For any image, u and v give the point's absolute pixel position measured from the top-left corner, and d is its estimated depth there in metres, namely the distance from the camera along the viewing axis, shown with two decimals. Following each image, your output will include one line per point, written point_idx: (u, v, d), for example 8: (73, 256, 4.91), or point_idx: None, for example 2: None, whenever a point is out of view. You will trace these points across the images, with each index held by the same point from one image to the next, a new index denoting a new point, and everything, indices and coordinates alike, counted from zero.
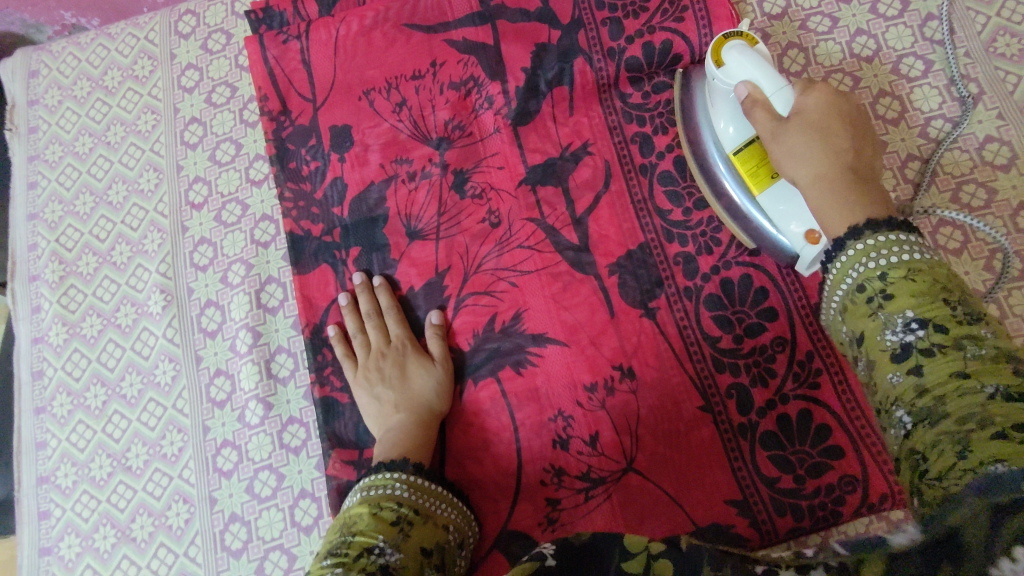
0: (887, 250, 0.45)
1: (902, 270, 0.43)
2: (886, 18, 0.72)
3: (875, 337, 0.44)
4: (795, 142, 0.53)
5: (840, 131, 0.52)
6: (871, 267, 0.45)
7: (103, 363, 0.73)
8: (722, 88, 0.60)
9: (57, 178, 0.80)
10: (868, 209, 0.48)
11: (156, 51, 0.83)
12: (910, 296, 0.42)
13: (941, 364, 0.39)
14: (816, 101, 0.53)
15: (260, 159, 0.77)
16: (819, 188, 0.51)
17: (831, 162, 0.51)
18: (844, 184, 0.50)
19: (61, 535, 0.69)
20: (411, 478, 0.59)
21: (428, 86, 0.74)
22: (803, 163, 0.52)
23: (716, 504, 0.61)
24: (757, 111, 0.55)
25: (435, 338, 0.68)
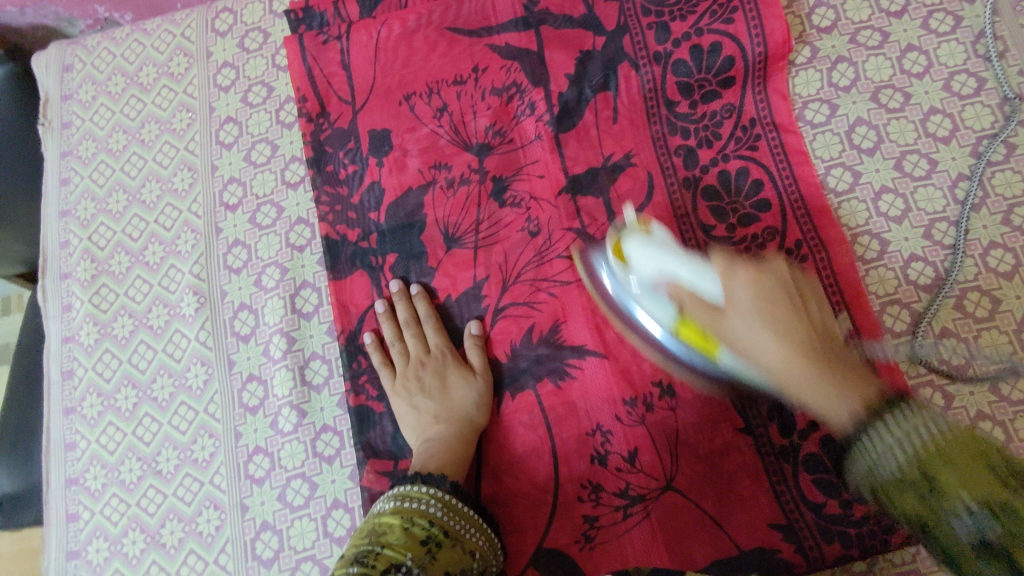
0: (914, 429, 0.43)
1: (922, 440, 0.42)
2: (939, 34, 0.71)
3: (941, 525, 0.39)
4: (736, 329, 0.52)
5: (778, 307, 0.52)
6: (911, 452, 0.42)
7: (135, 365, 0.72)
8: (637, 286, 0.59)
9: (90, 175, 0.79)
10: (852, 392, 0.49)
11: (192, 48, 0.82)
12: (956, 470, 0.40)
13: (999, 524, 0.37)
14: (743, 285, 0.53)
15: (297, 161, 0.76)
16: (792, 373, 0.51)
17: (778, 334, 0.51)
18: (806, 350, 0.51)
19: (90, 538, 0.68)
20: (446, 495, 0.58)
21: (470, 90, 0.73)
22: (762, 340, 0.51)
23: (758, 527, 0.60)
24: (694, 307, 0.54)
25: (474, 348, 0.67)
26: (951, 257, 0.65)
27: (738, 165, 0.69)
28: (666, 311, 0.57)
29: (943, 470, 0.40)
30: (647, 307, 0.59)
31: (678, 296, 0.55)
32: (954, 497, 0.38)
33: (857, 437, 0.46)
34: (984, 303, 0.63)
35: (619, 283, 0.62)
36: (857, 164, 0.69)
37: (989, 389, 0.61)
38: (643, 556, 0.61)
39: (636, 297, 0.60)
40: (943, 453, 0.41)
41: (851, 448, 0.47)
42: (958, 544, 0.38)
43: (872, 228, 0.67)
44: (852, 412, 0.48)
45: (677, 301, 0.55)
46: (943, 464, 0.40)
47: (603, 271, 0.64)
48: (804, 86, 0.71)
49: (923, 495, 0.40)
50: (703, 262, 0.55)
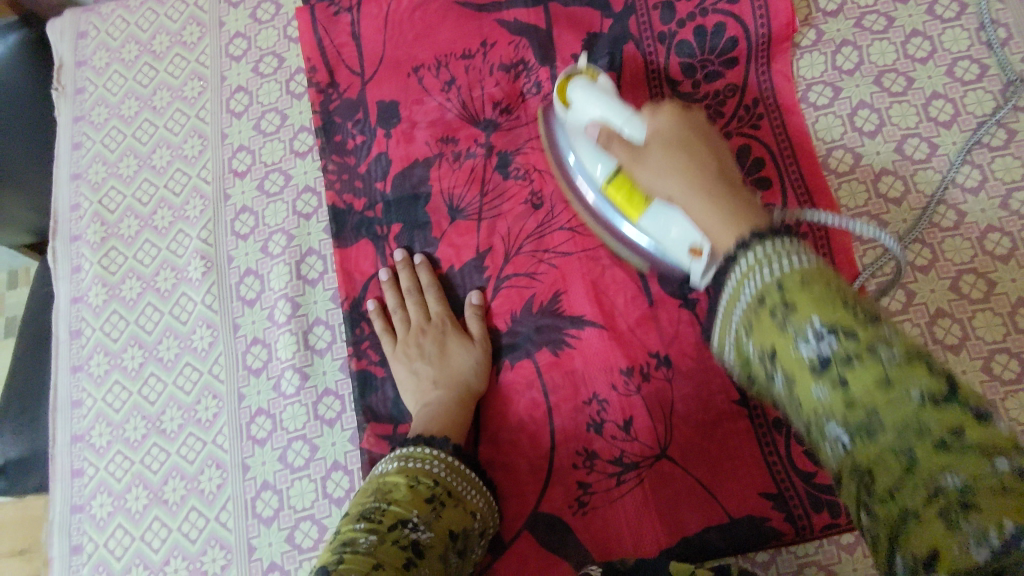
0: (772, 260, 0.40)
1: (792, 266, 0.40)
2: (944, 20, 0.71)
3: (786, 351, 0.38)
4: (651, 162, 0.52)
5: (693, 143, 0.52)
6: (771, 281, 0.40)
7: (142, 326, 0.74)
8: (576, 125, 0.60)
9: (102, 140, 0.81)
10: (741, 211, 0.47)
11: (205, 18, 0.83)
12: (813, 300, 0.38)
13: (837, 344, 0.36)
14: (664, 121, 0.53)
15: (305, 131, 0.77)
16: (693, 198, 0.50)
17: (692, 180, 0.50)
18: (716, 195, 0.49)
19: (94, 493, 0.70)
20: (447, 456, 0.60)
21: (478, 65, 0.74)
22: (670, 179, 0.51)
23: (749, 496, 0.61)
24: (615, 144, 0.54)
25: (475, 317, 0.69)
26: (948, 239, 0.66)
27: (740, 144, 0.70)
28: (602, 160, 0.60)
29: (800, 298, 0.38)
30: (585, 155, 0.62)
31: (604, 138, 0.55)
32: (802, 317, 0.38)
33: (729, 265, 0.43)
34: (980, 285, 0.64)
35: (569, 142, 0.64)
36: (858, 146, 0.69)
37: (982, 368, 0.62)
38: (635, 522, 0.62)
39: (579, 154, 0.63)
40: (804, 284, 0.38)
41: (726, 268, 0.44)
42: (817, 405, 0.37)
43: (871, 210, 0.68)
44: (738, 238, 0.44)
45: (603, 142, 0.55)
46: (802, 289, 0.38)
47: (564, 148, 0.66)
48: (808, 69, 0.72)
49: (778, 318, 0.39)
50: (635, 108, 0.56)
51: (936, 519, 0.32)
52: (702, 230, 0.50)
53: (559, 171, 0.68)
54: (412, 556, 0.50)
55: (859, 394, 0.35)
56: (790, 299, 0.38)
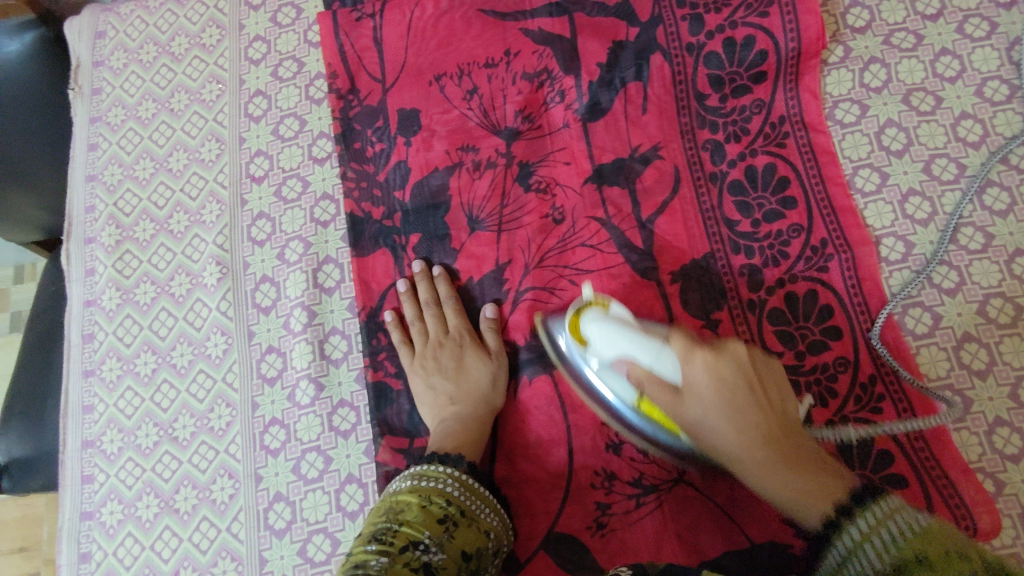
0: (880, 528, 0.42)
1: (897, 529, 0.41)
2: (973, 39, 0.70)
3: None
4: (696, 412, 0.52)
5: (741, 390, 0.51)
6: (882, 547, 0.41)
7: (155, 332, 0.73)
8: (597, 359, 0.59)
9: (118, 141, 0.80)
10: (807, 489, 0.47)
11: (225, 20, 0.82)
12: (942, 563, 0.38)
13: None
14: (701, 368, 0.51)
15: (324, 137, 0.76)
16: (752, 454, 0.50)
17: (742, 428, 0.50)
18: (770, 438, 0.50)
19: (104, 500, 0.69)
20: (461, 475, 0.59)
21: (501, 75, 0.73)
22: (724, 428, 0.51)
23: (771, 521, 0.60)
24: (650, 386, 0.54)
25: (491, 332, 0.68)
26: (976, 262, 0.65)
27: (765, 161, 0.69)
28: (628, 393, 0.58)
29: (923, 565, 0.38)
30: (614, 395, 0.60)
31: (636, 377, 0.55)
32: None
33: (830, 539, 0.45)
34: (1008, 309, 0.63)
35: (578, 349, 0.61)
36: (885, 165, 0.68)
37: (1009, 395, 0.61)
38: (655, 545, 0.60)
39: (602, 376, 0.60)
40: (923, 553, 0.39)
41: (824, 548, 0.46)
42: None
43: (898, 230, 0.67)
44: (823, 521, 0.46)
45: (636, 380, 0.55)
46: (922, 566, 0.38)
47: (558, 330, 0.63)
48: (835, 86, 0.71)
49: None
50: (662, 341, 0.55)
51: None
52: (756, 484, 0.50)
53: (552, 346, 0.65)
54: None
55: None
56: (900, 548, 0.40)
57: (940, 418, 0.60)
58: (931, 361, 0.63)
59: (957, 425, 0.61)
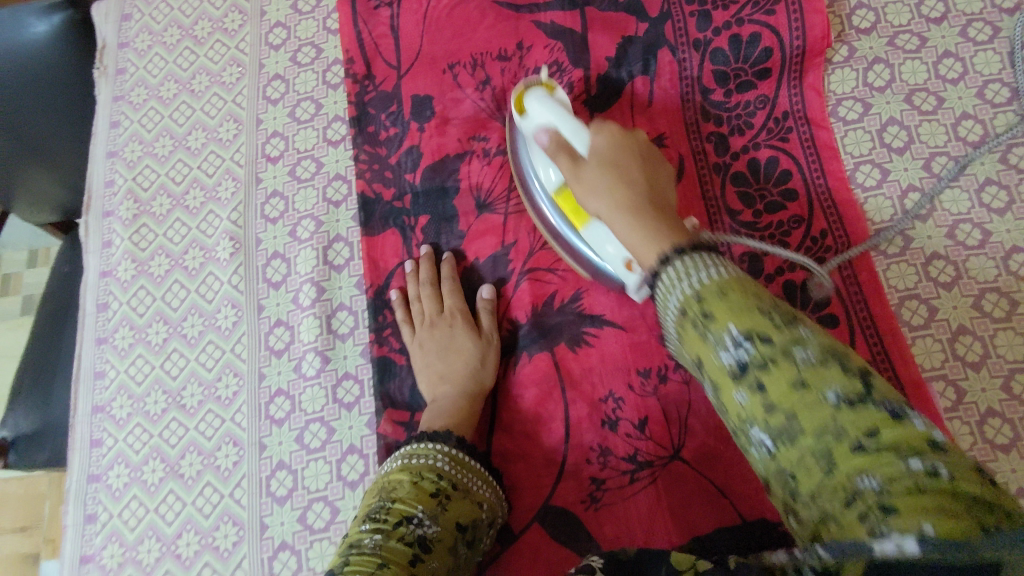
0: (694, 267, 0.41)
1: (710, 277, 0.40)
2: (976, 42, 0.72)
3: (709, 357, 0.40)
4: (586, 178, 0.52)
5: (630, 162, 0.51)
6: (691, 297, 0.40)
7: (167, 303, 0.75)
8: (530, 134, 0.62)
9: (140, 120, 0.82)
10: (663, 228, 0.44)
11: (247, 6, 0.85)
12: (736, 311, 0.38)
13: (754, 353, 0.37)
14: (605, 140, 0.53)
15: (339, 121, 0.78)
16: (616, 219, 0.48)
17: (617, 187, 0.49)
18: (637, 203, 0.47)
19: (111, 464, 0.70)
20: (451, 449, 0.60)
21: (513, 65, 0.76)
22: (602, 192, 0.50)
23: (763, 500, 0.61)
24: (559, 158, 0.55)
25: (486, 313, 0.69)
26: (973, 258, 0.66)
27: (768, 154, 0.71)
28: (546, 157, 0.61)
29: (723, 308, 0.39)
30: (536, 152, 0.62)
31: (553, 146, 0.57)
32: (721, 327, 0.38)
33: (651, 279, 0.44)
34: (1003, 304, 0.64)
35: (529, 158, 0.66)
36: (886, 162, 0.70)
37: (1001, 387, 0.62)
38: (648, 520, 0.62)
39: (537, 163, 0.64)
40: (726, 290, 0.39)
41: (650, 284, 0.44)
42: (739, 409, 0.38)
43: (897, 225, 0.68)
44: (658, 257, 0.43)
45: (551, 151, 0.57)
46: (721, 301, 0.39)
47: (519, 145, 0.68)
48: (839, 84, 0.73)
49: (701, 330, 0.40)
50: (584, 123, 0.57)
51: (858, 522, 0.33)
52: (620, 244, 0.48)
53: (514, 161, 0.69)
54: (419, 553, 0.50)
55: (775, 397, 0.37)
56: (701, 298, 0.40)
57: (932, 406, 0.61)
58: (925, 352, 0.64)
59: (949, 415, 0.62)
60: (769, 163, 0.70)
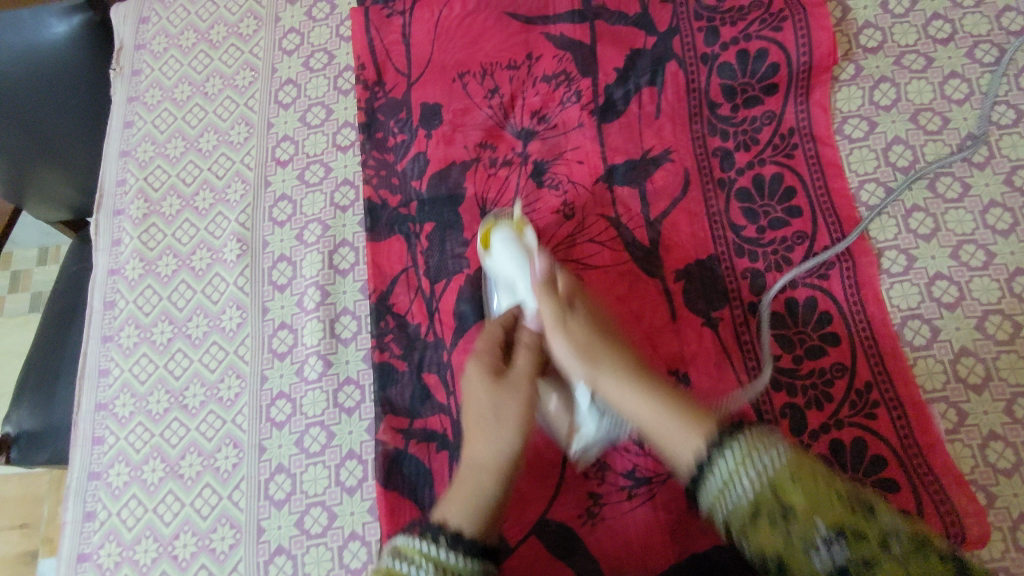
0: (757, 454, 0.50)
1: (766, 466, 0.49)
2: (982, 64, 0.72)
3: (796, 555, 0.47)
4: (580, 340, 0.59)
5: (611, 344, 0.60)
6: (756, 484, 0.49)
7: (174, 302, 0.75)
8: (501, 270, 0.66)
9: (152, 121, 0.84)
10: (678, 414, 0.54)
11: (262, 12, 0.86)
12: (821, 503, 0.47)
13: (847, 547, 0.45)
14: (581, 330, 0.60)
15: (349, 127, 0.79)
16: (642, 387, 0.57)
17: (621, 374, 0.58)
18: (644, 377, 0.58)
19: (112, 462, 0.71)
20: (436, 556, 0.52)
21: (522, 76, 0.76)
22: (608, 360, 0.59)
23: None
24: (544, 302, 0.61)
25: (525, 359, 0.60)
26: (976, 279, 0.66)
27: (773, 170, 0.71)
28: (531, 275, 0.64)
29: (801, 498, 0.47)
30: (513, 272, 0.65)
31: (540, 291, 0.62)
32: (807, 525, 0.46)
33: (701, 474, 0.52)
34: (1006, 326, 0.64)
35: (497, 280, 0.67)
36: (891, 181, 0.70)
37: (1004, 410, 0.62)
38: (644, 536, 0.62)
39: (507, 292, 0.66)
40: (794, 479, 0.48)
41: (698, 480, 0.53)
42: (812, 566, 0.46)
43: (901, 243, 0.68)
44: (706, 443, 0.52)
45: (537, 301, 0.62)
46: (790, 492, 0.48)
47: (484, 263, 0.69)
48: (846, 102, 0.73)
49: (782, 526, 0.47)
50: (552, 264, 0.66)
51: None
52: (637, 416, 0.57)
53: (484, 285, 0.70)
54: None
55: (853, 551, 0.45)
56: (760, 490, 0.49)
57: (934, 429, 0.61)
58: (927, 373, 0.64)
59: (951, 437, 0.61)
60: (775, 180, 0.71)
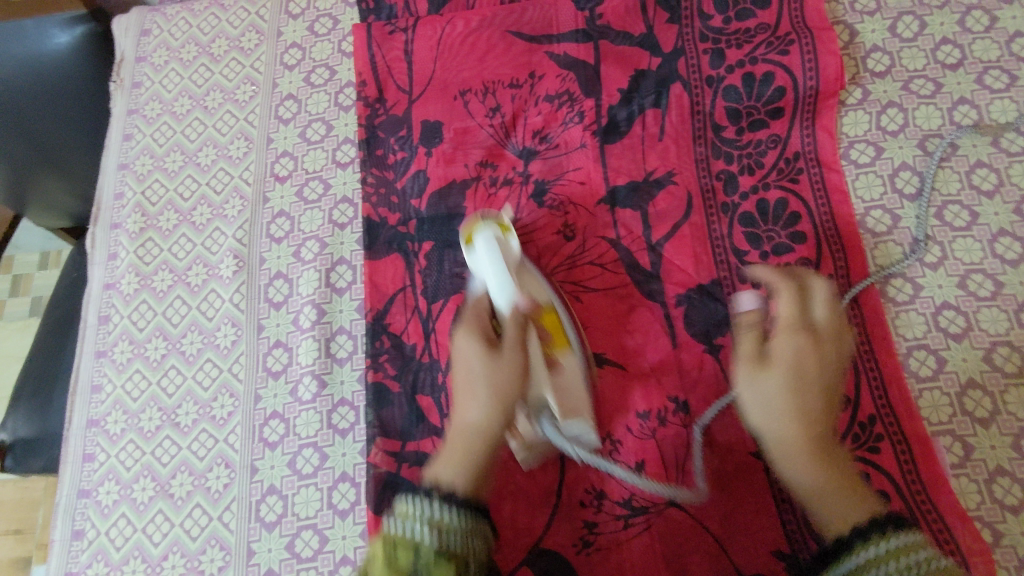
0: (908, 553, 0.48)
1: (914, 558, 0.48)
2: (992, 90, 0.71)
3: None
4: (768, 390, 0.57)
5: (812, 375, 0.57)
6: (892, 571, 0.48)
7: (168, 318, 0.75)
8: (478, 266, 0.64)
9: (152, 134, 0.83)
10: (840, 496, 0.54)
11: (264, 26, 0.85)
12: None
13: None
14: (791, 351, 0.57)
15: (349, 143, 0.78)
16: (790, 444, 0.56)
17: (798, 419, 0.55)
18: (810, 425, 0.55)
19: (102, 480, 0.70)
20: (432, 512, 0.50)
21: (525, 96, 0.75)
22: (773, 414, 0.56)
23: (759, 553, 0.60)
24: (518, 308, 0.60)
25: (511, 324, 0.60)
26: (984, 309, 0.65)
27: (778, 195, 0.70)
28: (501, 287, 0.62)
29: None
30: (487, 284, 0.63)
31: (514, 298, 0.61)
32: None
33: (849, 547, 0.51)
34: (1014, 358, 0.63)
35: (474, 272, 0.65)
36: (897, 208, 0.69)
37: (1011, 445, 0.60)
38: (641, 567, 0.60)
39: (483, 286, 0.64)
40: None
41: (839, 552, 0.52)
42: None
43: (907, 272, 0.67)
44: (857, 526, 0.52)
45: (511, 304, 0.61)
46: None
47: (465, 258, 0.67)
48: (852, 127, 0.72)
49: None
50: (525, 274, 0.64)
51: None
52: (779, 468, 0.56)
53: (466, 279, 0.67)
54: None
55: None
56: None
57: (938, 463, 0.60)
58: (932, 406, 0.62)
59: (956, 471, 0.60)
60: (778, 204, 0.69)
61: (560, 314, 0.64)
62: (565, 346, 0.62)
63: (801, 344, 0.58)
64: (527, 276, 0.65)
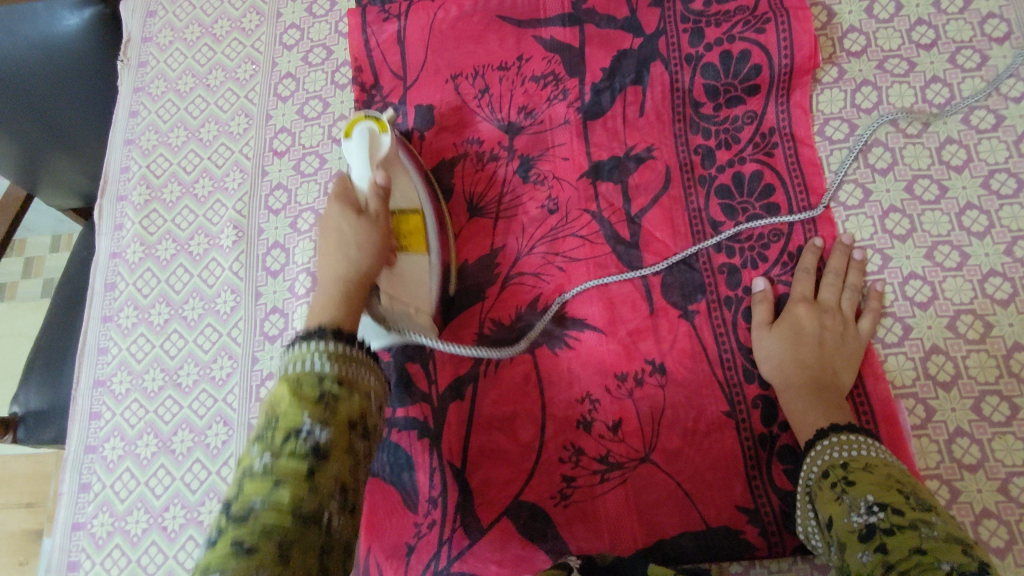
0: (852, 445, 0.56)
1: (862, 452, 0.55)
2: (964, 69, 0.73)
3: (841, 518, 0.51)
4: (771, 340, 0.65)
5: (811, 339, 0.65)
6: (840, 456, 0.56)
7: (171, 285, 0.78)
8: (353, 155, 0.68)
9: (157, 110, 0.87)
10: (829, 414, 0.60)
11: (264, 8, 0.89)
12: (873, 486, 0.51)
13: (882, 510, 0.49)
14: (810, 319, 0.66)
15: (344, 120, 0.82)
16: (788, 379, 0.64)
17: (795, 363, 0.64)
18: (805, 367, 0.63)
19: (108, 436, 0.74)
20: (331, 346, 0.48)
21: (512, 77, 0.78)
22: (782, 355, 0.65)
23: (726, 507, 0.63)
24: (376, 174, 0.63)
25: (373, 191, 0.62)
26: (950, 279, 0.67)
27: (753, 168, 0.72)
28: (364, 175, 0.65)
29: (862, 480, 0.52)
30: (354, 170, 0.68)
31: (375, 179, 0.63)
32: (858, 494, 0.51)
33: (813, 443, 0.59)
34: (977, 325, 0.65)
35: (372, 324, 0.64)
36: (869, 182, 0.71)
37: (971, 408, 0.63)
38: (614, 519, 0.64)
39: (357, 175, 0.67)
40: (870, 468, 0.54)
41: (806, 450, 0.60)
42: (845, 511, 0.51)
43: (876, 244, 0.69)
44: (816, 429, 0.59)
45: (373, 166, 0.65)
46: (863, 472, 0.53)
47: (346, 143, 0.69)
48: (827, 104, 0.74)
49: (841, 494, 0.53)
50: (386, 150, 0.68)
51: (849, 533, 0.50)
52: (781, 402, 0.64)
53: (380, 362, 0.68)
54: (313, 468, 0.43)
55: (873, 487, 0.51)
56: (851, 462, 0.55)
57: (899, 425, 0.63)
58: (897, 369, 0.66)
59: (917, 432, 0.63)
60: (753, 180, 0.72)
61: (425, 220, 0.68)
62: (421, 248, 0.67)
63: (813, 317, 0.66)
64: (402, 178, 0.68)
